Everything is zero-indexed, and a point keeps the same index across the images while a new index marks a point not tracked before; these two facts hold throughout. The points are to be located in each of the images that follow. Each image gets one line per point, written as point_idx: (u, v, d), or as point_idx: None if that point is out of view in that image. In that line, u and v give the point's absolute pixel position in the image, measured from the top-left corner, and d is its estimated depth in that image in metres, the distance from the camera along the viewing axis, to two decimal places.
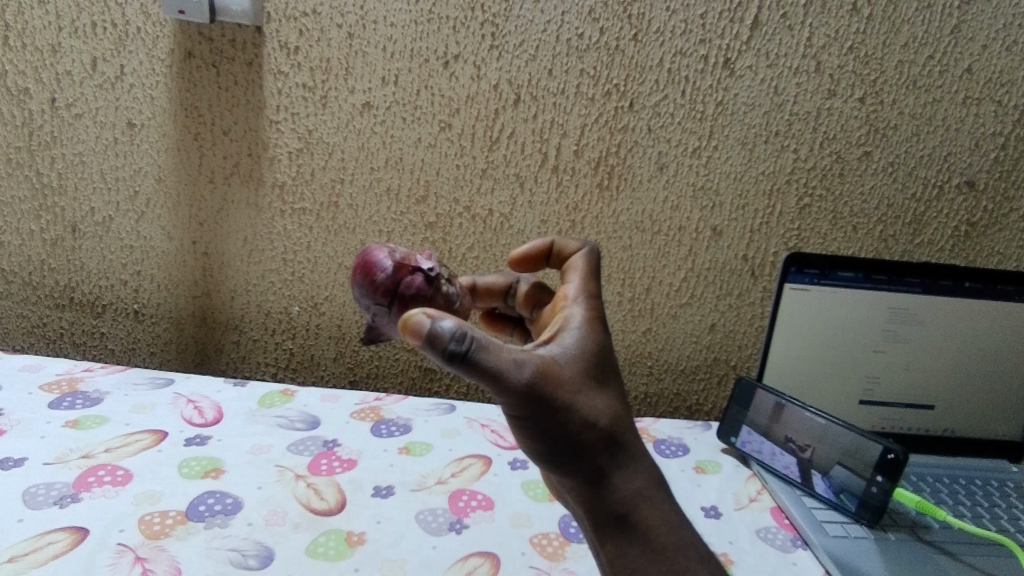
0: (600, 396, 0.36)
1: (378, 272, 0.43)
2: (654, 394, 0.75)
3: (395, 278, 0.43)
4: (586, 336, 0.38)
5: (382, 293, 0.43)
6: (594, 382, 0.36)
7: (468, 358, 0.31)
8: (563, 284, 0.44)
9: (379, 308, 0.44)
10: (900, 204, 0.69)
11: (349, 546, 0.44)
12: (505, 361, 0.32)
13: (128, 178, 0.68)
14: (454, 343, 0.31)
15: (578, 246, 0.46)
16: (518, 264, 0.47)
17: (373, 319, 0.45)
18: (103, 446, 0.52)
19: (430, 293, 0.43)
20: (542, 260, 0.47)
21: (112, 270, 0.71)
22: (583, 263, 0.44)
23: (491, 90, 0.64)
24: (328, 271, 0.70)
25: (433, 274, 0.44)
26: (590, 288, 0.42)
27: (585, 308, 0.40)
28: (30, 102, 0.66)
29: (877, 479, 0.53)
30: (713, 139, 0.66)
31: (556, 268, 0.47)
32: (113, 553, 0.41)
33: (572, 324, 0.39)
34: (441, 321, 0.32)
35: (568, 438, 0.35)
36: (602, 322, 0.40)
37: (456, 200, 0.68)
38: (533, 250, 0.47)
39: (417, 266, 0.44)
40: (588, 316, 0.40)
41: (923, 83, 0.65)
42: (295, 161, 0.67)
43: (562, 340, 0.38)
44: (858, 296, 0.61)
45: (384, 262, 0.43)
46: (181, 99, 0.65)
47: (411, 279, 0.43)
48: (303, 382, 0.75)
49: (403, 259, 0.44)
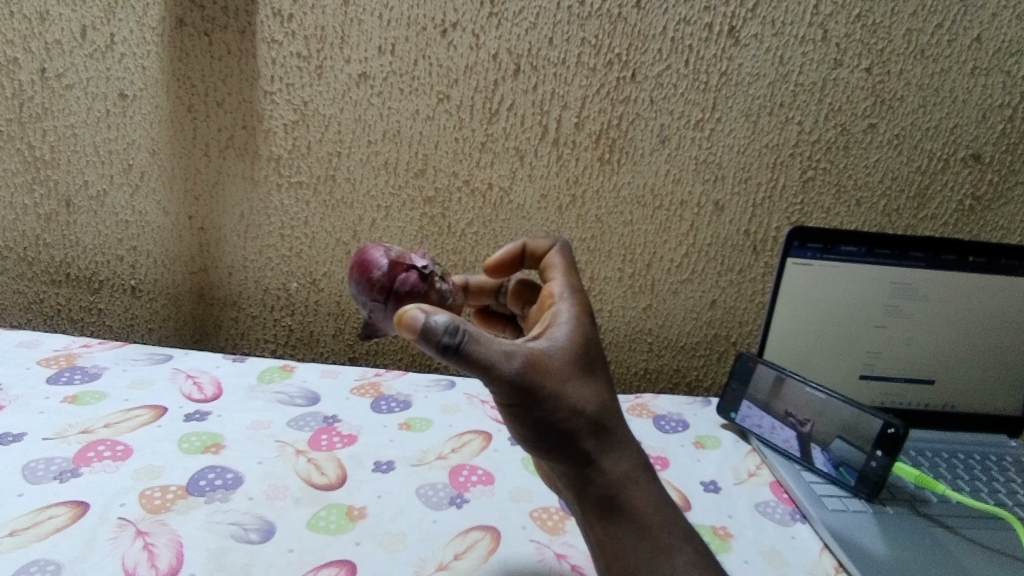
0: (588, 386, 0.37)
1: (374, 270, 0.44)
2: (653, 370, 0.75)
3: (390, 275, 0.44)
4: (574, 329, 0.39)
5: (378, 290, 0.44)
6: (582, 372, 0.37)
7: (461, 351, 0.32)
8: (548, 282, 0.46)
9: (377, 304, 0.45)
10: (904, 178, 0.68)
11: (350, 520, 0.45)
12: (496, 353, 0.33)
13: (121, 151, 0.67)
14: (447, 335, 0.32)
15: (550, 244, 0.49)
16: (494, 270, 0.50)
17: (370, 315, 0.46)
18: (103, 421, 0.52)
19: (424, 289, 0.44)
20: (517, 264, 0.50)
21: (108, 245, 0.71)
22: (561, 260, 0.47)
23: (491, 59, 0.63)
24: (326, 247, 0.69)
25: (427, 271, 0.45)
26: (572, 283, 0.45)
27: (572, 303, 0.42)
28: (20, 72, 0.64)
29: (877, 453, 0.53)
30: (716, 110, 0.65)
31: (532, 269, 0.50)
32: (114, 527, 0.41)
33: (560, 319, 0.40)
34: (435, 315, 0.33)
35: (557, 427, 0.36)
36: (589, 316, 0.41)
37: (455, 173, 0.67)
38: (507, 256, 0.49)
39: (411, 264, 0.45)
40: (575, 311, 0.41)
41: (931, 52, 0.64)
42: (290, 133, 0.65)
43: (551, 333, 0.39)
44: (861, 271, 0.61)
45: (379, 261, 0.45)
46: (173, 69, 0.64)
47: (406, 275, 0.44)
48: (303, 359, 0.74)
49: (398, 258, 0.45)
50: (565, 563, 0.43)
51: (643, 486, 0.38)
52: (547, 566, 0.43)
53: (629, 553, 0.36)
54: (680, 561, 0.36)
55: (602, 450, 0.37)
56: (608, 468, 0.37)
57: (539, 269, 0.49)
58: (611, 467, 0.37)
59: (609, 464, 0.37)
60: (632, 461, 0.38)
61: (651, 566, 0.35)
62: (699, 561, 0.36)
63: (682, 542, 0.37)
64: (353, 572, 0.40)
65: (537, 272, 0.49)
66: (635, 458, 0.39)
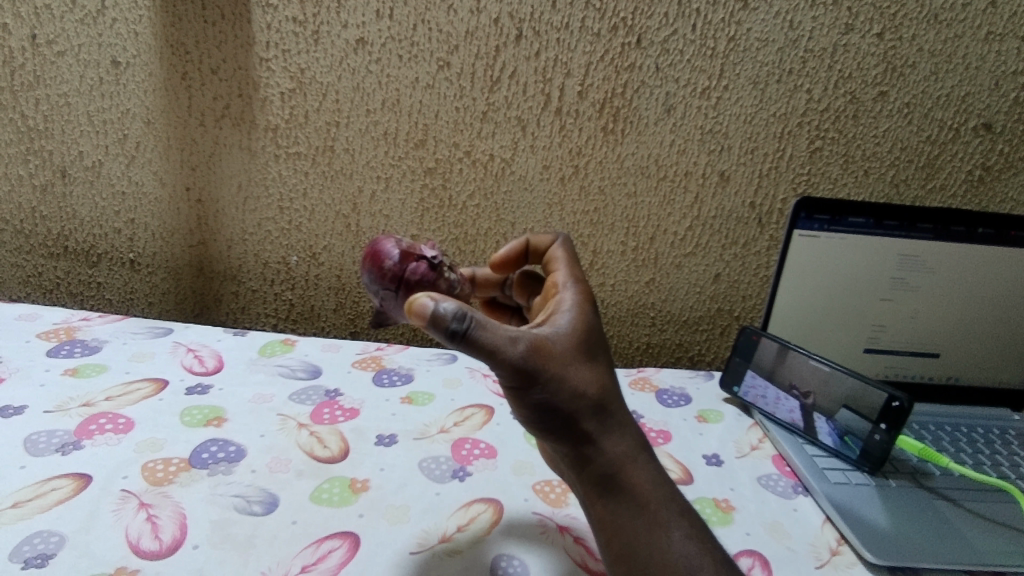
0: (590, 370, 0.37)
1: (385, 260, 0.44)
2: (656, 344, 0.75)
3: (402, 265, 0.43)
4: (577, 316, 0.39)
5: (390, 279, 0.44)
6: (584, 357, 0.37)
7: (468, 337, 0.32)
8: (550, 274, 0.45)
9: (388, 293, 0.44)
10: (914, 147, 0.67)
11: (354, 492, 0.45)
12: (501, 338, 0.33)
13: (116, 121, 0.65)
14: (454, 322, 0.32)
15: (551, 239, 0.49)
16: (499, 267, 0.50)
17: (381, 304, 0.45)
18: (104, 394, 0.52)
19: (434, 278, 0.44)
20: (520, 260, 0.50)
21: (104, 218, 0.70)
22: (564, 252, 0.46)
23: (492, 24, 0.61)
24: (325, 220, 0.68)
25: (437, 262, 0.45)
26: (575, 274, 0.44)
27: (575, 292, 0.42)
28: (9, 38, 0.63)
29: (881, 426, 0.52)
30: (723, 78, 0.63)
31: (536, 264, 0.50)
32: (117, 499, 0.41)
33: (564, 307, 0.40)
34: (443, 302, 0.32)
35: (560, 411, 0.35)
36: (591, 303, 0.41)
37: (455, 144, 0.65)
38: (512, 252, 0.50)
39: (421, 254, 0.44)
40: (578, 299, 0.41)
41: (944, 17, 0.62)
42: (287, 102, 0.64)
43: (554, 320, 0.38)
44: (869, 242, 0.60)
45: (391, 251, 0.44)
46: (166, 34, 0.62)
47: (416, 265, 0.44)
48: (304, 333, 0.74)
49: (409, 248, 0.44)
50: (568, 536, 0.43)
51: (642, 464, 0.38)
52: (549, 538, 0.43)
53: (627, 530, 0.36)
54: (678, 536, 0.36)
55: (602, 430, 0.37)
56: (608, 447, 0.37)
57: (541, 262, 0.49)
58: (610, 447, 0.37)
59: (608, 443, 0.37)
60: (631, 440, 0.38)
61: (649, 542, 0.35)
62: (697, 536, 0.36)
63: (679, 518, 0.37)
64: (356, 544, 0.40)
65: (541, 266, 0.49)
66: (634, 436, 0.38)
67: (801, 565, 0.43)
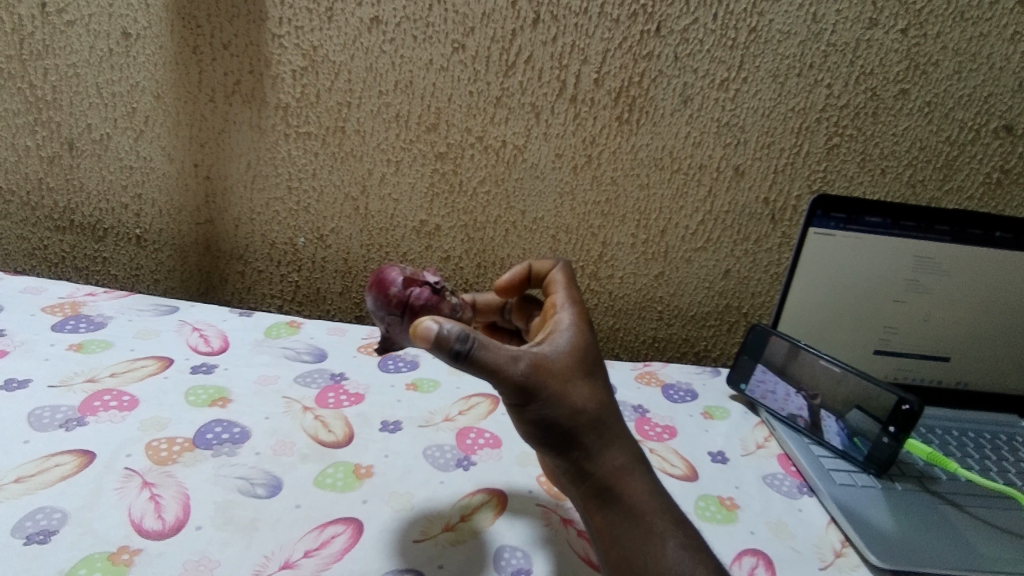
0: (589, 387, 0.36)
1: (390, 286, 0.43)
2: (663, 338, 0.74)
3: (406, 291, 0.43)
4: (576, 335, 0.39)
5: (395, 305, 0.43)
6: (583, 373, 0.37)
7: (472, 358, 0.31)
8: (550, 296, 0.45)
9: (393, 318, 0.43)
10: (933, 147, 0.65)
11: (358, 478, 0.44)
12: (502, 357, 0.33)
13: (125, 94, 0.65)
14: (458, 343, 0.31)
15: (553, 264, 0.49)
16: (503, 292, 0.50)
17: (386, 330, 0.45)
18: (109, 370, 0.52)
19: (436, 302, 0.43)
20: (523, 285, 0.50)
21: (112, 192, 0.69)
22: (563, 275, 0.47)
23: (509, 7, 0.60)
24: (334, 202, 0.68)
25: (440, 287, 0.44)
26: (575, 296, 0.44)
27: (573, 312, 0.41)
28: (18, 6, 0.62)
29: (889, 429, 0.52)
30: (742, 69, 0.62)
31: (538, 289, 0.50)
32: (121, 477, 0.41)
33: (563, 325, 0.39)
34: (446, 323, 0.32)
35: (558, 425, 0.35)
36: (589, 323, 0.41)
37: (468, 129, 0.64)
38: (514, 277, 0.49)
39: (424, 280, 0.44)
40: (576, 319, 0.40)
41: (970, 14, 0.60)
42: (298, 80, 0.63)
43: (554, 338, 0.38)
44: (885, 243, 0.59)
45: (395, 278, 0.43)
46: (177, 6, 0.61)
47: (420, 290, 0.43)
48: (310, 316, 0.74)
49: (412, 275, 0.44)
50: (572, 529, 0.43)
51: (641, 474, 0.37)
52: (553, 530, 0.42)
53: (624, 539, 0.35)
54: (673, 545, 0.35)
55: (601, 444, 0.37)
56: (606, 460, 0.37)
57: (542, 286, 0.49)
58: (608, 460, 0.37)
59: (606, 456, 0.37)
60: (630, 451, 0.38)
61: (644, 550, 0.35)
62: (694, 545, 0.36)
63: (675, 527, 0.36)
64: (359, 531, 0.40)
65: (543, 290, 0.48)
66: (632, 448, 0.38)
67: (804, 566, 0.43)
